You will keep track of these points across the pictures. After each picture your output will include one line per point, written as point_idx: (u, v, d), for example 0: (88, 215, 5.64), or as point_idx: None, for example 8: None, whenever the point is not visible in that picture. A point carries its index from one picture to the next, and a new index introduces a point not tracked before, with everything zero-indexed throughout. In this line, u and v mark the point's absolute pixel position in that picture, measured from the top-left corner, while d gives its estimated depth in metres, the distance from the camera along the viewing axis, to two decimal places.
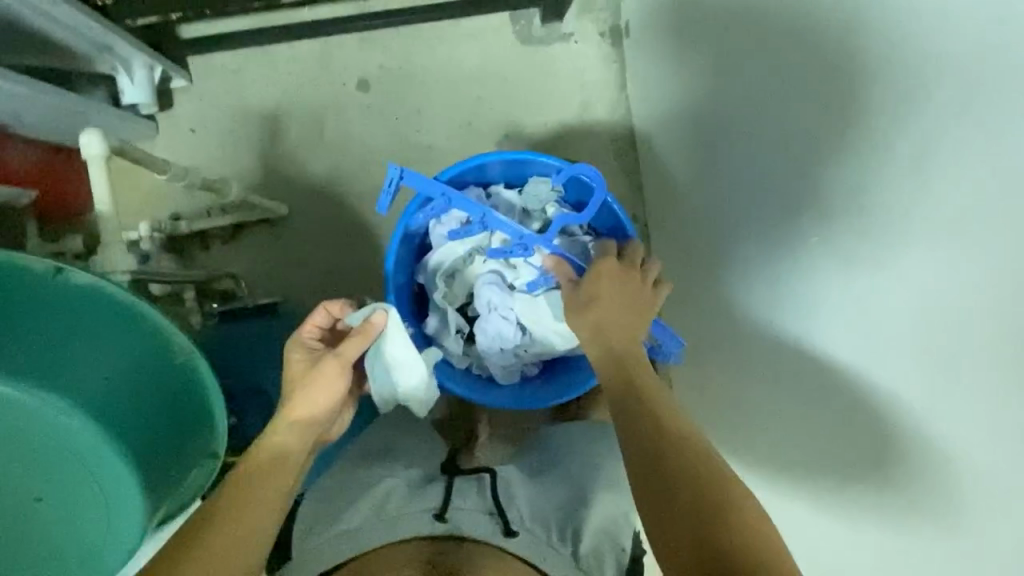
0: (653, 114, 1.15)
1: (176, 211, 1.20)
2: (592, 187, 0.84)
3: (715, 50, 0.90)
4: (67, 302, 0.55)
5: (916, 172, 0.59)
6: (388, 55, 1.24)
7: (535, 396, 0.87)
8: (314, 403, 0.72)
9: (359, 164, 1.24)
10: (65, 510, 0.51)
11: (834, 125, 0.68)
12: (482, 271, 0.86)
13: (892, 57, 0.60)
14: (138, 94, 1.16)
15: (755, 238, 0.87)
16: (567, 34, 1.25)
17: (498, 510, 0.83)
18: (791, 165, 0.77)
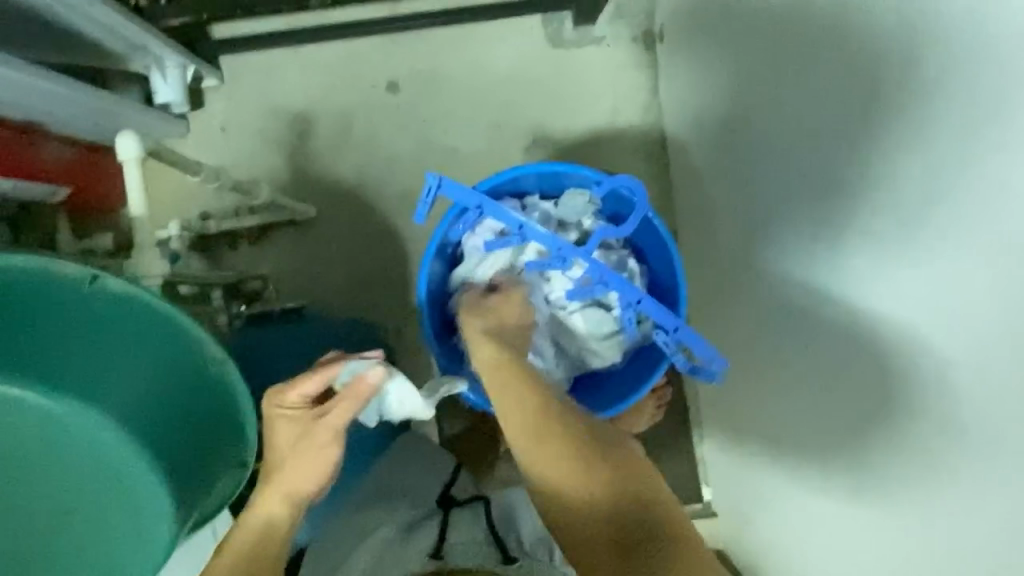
0: (686, 120, 1.13)
1: (204, 210, 1.20)
2: (631, 200, 0.82)
3: (756, 56, 0.88)
4: (100, 307, 0.55)
5: (969, 192, 0.57)
6: (418, 57, 1.23)
7: None
8: (303, 472, 0.71)
9: (386, 166, 1.24)
10: (99, 521, 0.52)
11: (883, 138, 0.66)
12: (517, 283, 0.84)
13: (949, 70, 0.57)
14: (171, 94, 1.15)
15: (793, 252, 0.85)
16: (600, 38, 1.23)
17: (495, 538, 0.82)
18: (837, 175, 0.74)
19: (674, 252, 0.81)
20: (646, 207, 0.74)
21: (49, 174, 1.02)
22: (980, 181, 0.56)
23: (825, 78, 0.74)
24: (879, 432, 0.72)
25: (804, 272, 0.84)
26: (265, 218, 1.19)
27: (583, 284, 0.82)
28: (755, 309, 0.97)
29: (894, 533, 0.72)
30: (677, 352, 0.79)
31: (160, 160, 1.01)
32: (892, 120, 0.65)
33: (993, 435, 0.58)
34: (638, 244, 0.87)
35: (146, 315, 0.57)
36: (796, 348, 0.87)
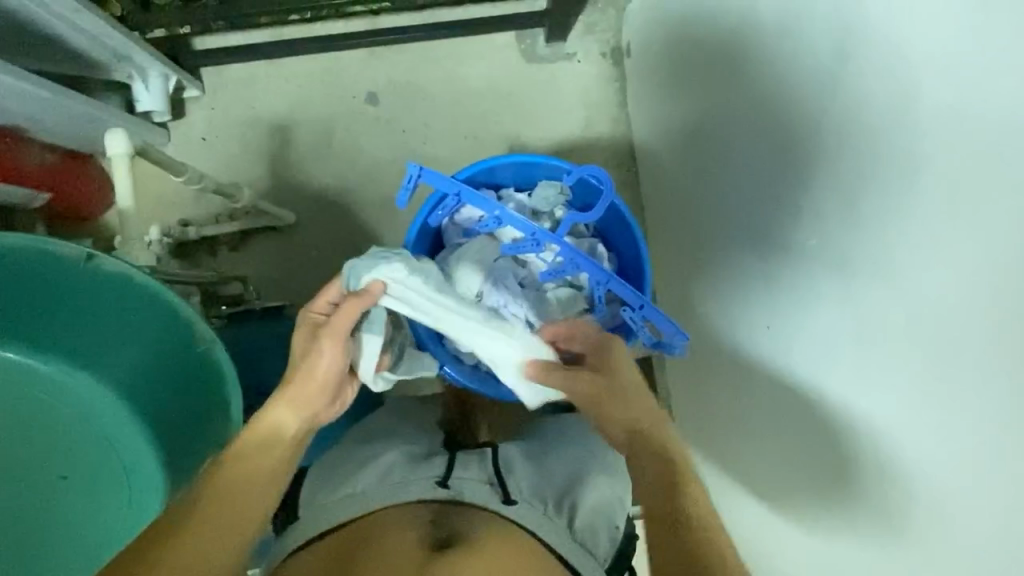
0: (652, 130, 1.19)
1: (184, 217, 1.22)
2: (600, 190, 0.87)
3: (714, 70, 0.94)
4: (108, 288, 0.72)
5: (904, 178, 0.62)
6: (397, 71, 1.28)
7: None
8: (311, 383, 0.73)
9: (365, 174, 1.27)
10: (84, 483, 0.67)
11: (827, 137, 0.72)
12: (494, 268, 0.86)
13: (890, 72, 0.63)
14: (153, 102, 1.18)
15: (753, 249, 0.90)
16: (571, 54, 1.29)
17: (498, 480, 0.81)
18: (787, 177, 0.80)
19: (639, 238, 0.86)
20: (613, 193, 0.79)
21: (29, 179, 1.03)
22: (912, 169, 0.61)
23: (779, 85, 0.80)
24: (835, 415, 0.77)
25: (760, 267, 0.90)
26: (245, 223, 1.21)
27: (558, 265, 0.85)
28: (722, 305, 1.01)
29: (849, 511, 0.76)
30: (643, 328, 0.83)
31: (146, 159, 1.03)
32: (834, 127, 0.71)
33: (933, 414, 0.63)
34: (607, 232, 0.92)
35: (140, 297, 0.73)
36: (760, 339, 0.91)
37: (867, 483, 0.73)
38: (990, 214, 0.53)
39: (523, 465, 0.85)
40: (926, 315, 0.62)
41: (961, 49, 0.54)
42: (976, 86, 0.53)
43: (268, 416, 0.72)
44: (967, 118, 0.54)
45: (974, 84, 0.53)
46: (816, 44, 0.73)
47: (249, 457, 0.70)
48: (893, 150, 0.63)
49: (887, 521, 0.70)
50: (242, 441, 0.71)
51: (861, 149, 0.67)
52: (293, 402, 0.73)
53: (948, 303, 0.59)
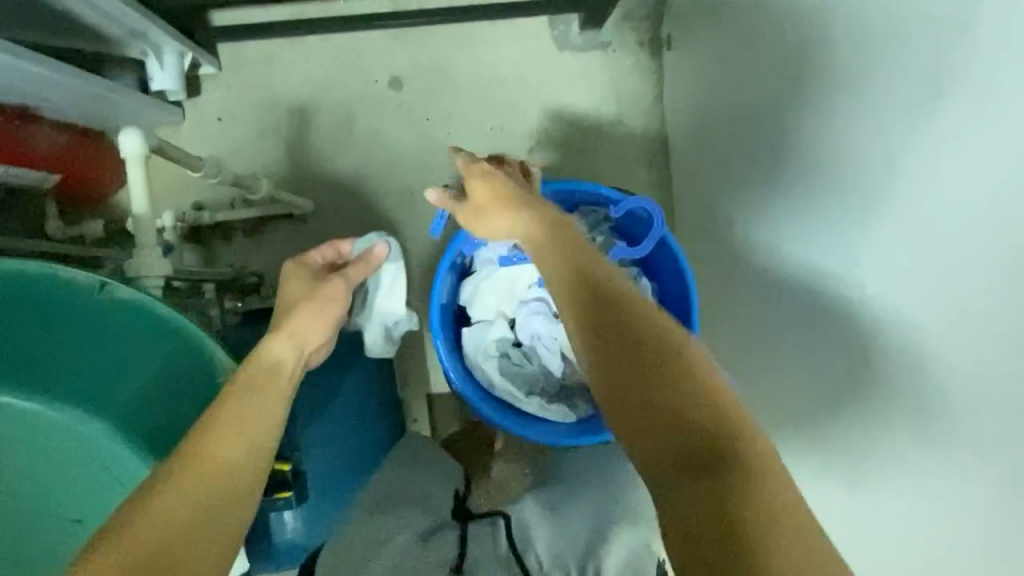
0: (690, 130, 1.13)
1: (199, 201, 1.19)
2: (646, 222, 0.87)
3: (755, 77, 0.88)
4: (109, 314, 0.60)
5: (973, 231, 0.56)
6: (422, 54, 1.21)
7: (565, 432, 0.83)
8: (312, 321, 0.71)
9: (386, 164, 1.23)
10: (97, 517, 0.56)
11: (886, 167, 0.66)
12: (528, 298, 0.90)
13: (961, 106, 0.56)
14: (168, 81, 1.13)
15: (790, 274, 0.85)
16: (605, 43, 1.22)
17: (515, 558, 0.76)
18: (832, 202, 0.75)
19: (686, 272, 0.83)
20: (663, 227, 0.80)
21: (44, 161, 0.99)
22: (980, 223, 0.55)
23: (829, 105, 0.74)
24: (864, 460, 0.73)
25: (792, 292, 0.85)
26: (260, 212, 1.17)
27: None
28: (750, 323, 0.97)
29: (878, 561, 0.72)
30: None
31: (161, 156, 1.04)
32: (888, 157, 0.65)
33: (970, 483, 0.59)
34: (648, 265, 0.90)
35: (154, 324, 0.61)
36: (787, 364, 0.87)
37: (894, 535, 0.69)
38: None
39: (540, 532, 0.80)
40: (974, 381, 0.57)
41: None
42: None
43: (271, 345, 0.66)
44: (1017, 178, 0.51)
45: None
46: (867, 63, 0.67)
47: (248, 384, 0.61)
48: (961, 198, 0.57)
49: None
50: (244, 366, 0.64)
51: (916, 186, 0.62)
52: (295, 334, 0.69)
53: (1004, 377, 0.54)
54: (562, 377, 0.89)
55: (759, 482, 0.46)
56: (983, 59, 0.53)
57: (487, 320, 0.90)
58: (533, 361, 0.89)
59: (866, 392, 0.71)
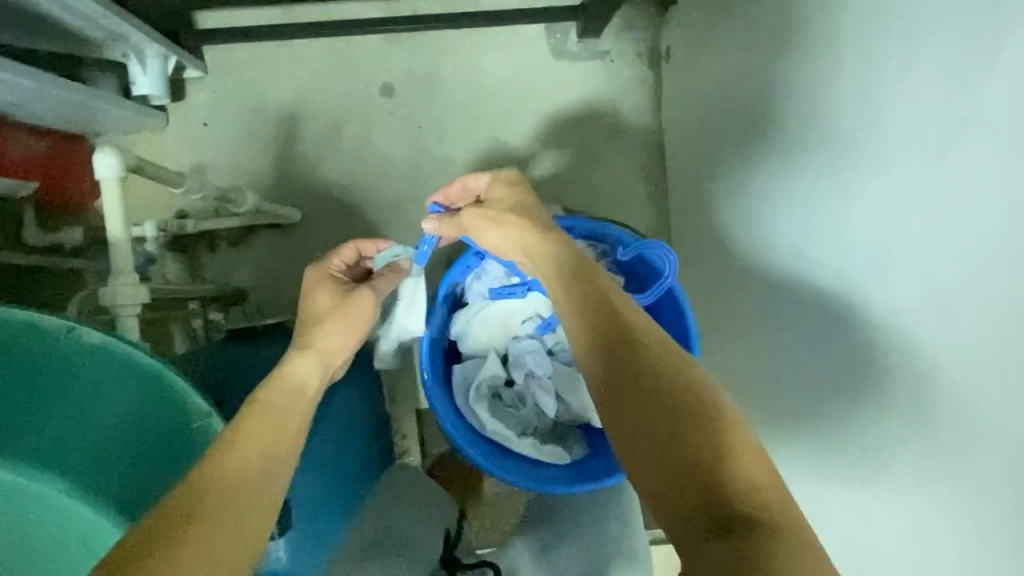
0: (687, 145, 1.11)
1: (183, 209, 1.16)
2: (648, 266, 0.89)
3: (754, 97, 0.86)
4: (76, 360, 0.55)
5: (975, 281, 0.53)
6: (415, 60, 1.18)
7: (547, 477, 0.80)
8: (338, 341, 0.71)
9: (376, 173, 1.19)
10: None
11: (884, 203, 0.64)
12: (521, 335, 0.89)
13: (962, 146, 0.53)
14: (151, 85, 1.08)
15: (781, 300, 0.83)
16: (603, 52, 1.19)
17: None
18: (828, 233, 0.73)
19: (689, 329, 0.85)
20: (674, 278, 0.83)
21: (20, 170, 0.95)
22: (983, 274, 0.52)
23: (828, 132, 0.71)
24: (858, 496, 0.70)
25: (787, 318, 0.83)
26: (246, 221, 1.14)
27: None
28: (745, 348, 0.95)
29: None
30: None
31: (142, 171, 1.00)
32: (887, 195, 0.63)
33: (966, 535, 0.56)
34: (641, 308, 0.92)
35: (117, 366, 0.57)
36: (777, 391, 0.85)
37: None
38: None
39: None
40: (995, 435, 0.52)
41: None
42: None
43: (293, 367, 0.66)
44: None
45: None
46: (871, 93, 0.64)
47: (262, 407, 0.60)
48: (964, 245, 0.54)
49: None
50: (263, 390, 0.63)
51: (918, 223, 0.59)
52: (321, 353, 0.69)
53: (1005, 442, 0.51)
54: (553, 418, 0.88)
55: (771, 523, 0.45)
56: (988, 102, 0.50)
57: (480, 357, 0.89)
58: (526, 404, 0.88)
59: (863, 433, 0.68)
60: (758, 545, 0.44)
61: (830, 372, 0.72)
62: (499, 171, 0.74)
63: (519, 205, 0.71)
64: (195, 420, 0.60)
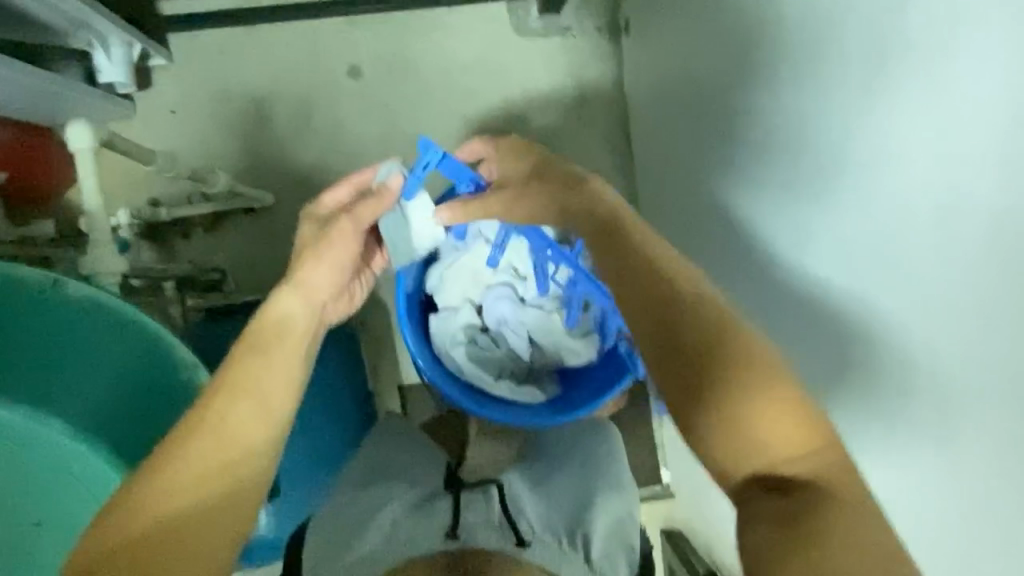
0: (650, 113, 1.14)
1: (155, 196, 1.17)
2: None
3: (708, 60, 0.89)
4: (69, 310, 0.67)
5: (911, 221, 0.56)
6: (380, 41, 1.20)
7: (520, 414, 0.87)
8: (320, 274, 0.69)
9: (347, 153, 1.21)
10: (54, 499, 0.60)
11: (828, 152, 0.66)
12: (494, 284, 0.92)
13: (896, 91, 0.56)
14: (117, 73, 1.08)
15: (743, 249, 0.87)
16: (565, 28, 1.22)
17: (507, 521, 0.71)
18: (777, 186, 0.77)
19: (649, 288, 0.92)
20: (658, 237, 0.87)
21: None
22: (919, 215, 0.55)
23: (779, 87, 0.75)
24: None
25: (750, 265, 0.87)
26: (218, 206, 1.15)
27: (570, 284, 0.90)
28: None
29: None
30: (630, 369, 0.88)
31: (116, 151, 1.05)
32: (831, 142, 0.66)
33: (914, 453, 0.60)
34: None
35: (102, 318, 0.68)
36: None
37: None
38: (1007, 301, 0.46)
39: (530, 501, 0.75)
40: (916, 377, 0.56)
41: (984, 120, 0.47)
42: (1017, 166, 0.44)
43: (276, 306, 0.66)
44: (960, 188, 0.50)
45: (996, 131, 0.46)
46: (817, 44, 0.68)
47: (251, 353, 0.61)
48: (902, 188, 0.56)
49: None
50: (249, 332, 0.63)
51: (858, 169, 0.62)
52: (304, 290, 0.68)
53: (942, 378, 0.54)
54: (529, 361, 0.94)
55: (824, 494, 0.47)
56: (915, 47, 0.53)
57: (455, 309, 0.92)
58: (501, 347, 0.93)
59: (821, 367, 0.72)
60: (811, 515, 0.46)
61: (789, 314, 0.76)
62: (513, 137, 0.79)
63: (536, 168, 0.76)
64: (181, 371, 0.70)
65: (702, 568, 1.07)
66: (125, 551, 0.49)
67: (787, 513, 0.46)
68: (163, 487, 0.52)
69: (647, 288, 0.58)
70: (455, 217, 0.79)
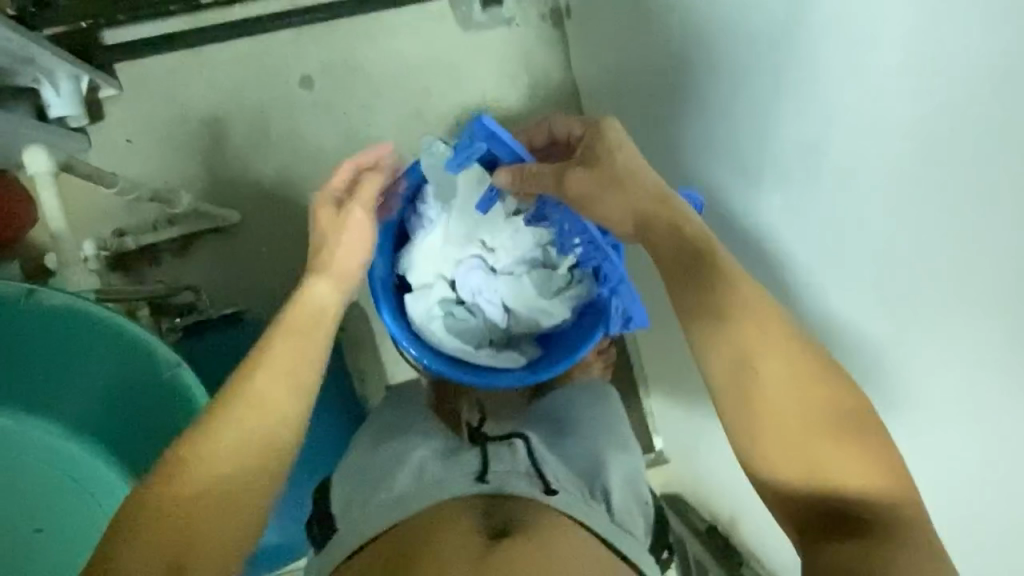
0: (601, 92, 1.17)
1: (119, 227, 1.17)
2: None
3: (649, 32, 0.92)
4: (61, 326, 0.76)
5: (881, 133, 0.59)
6: (328, 49, 1.21)
7: (498, 375, 0.90)
8: (347, 262, 0.76)
9: (308, 163, 1.22)
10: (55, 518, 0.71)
11: (783, 93, 0.70)
12: (465, 257, 0.95)
13: (847, 18, 0.60)
14: (65, 105, 1.08)
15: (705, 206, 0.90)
16: (508, 19, 1.24)
17: (535, 471, 0.75)
18: (733, 141, 0.80)
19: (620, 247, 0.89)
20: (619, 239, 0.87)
21: None
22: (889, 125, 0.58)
23: (717, 44, 0.78)
24: None
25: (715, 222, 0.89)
26: (185, 228, 1.16)
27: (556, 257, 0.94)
28: None
29: None
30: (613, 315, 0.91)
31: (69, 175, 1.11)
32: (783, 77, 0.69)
33: None
34: None
35: (88, 329, 0.76)
36: None
37: None
38: (949, 230, 0.54)
39: (553, 456, 0.80)
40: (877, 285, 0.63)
41: (929, 60, 0.52)
42: (955, 111, 0.51)
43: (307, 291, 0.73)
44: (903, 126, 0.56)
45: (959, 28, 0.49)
46: None
47: (290, 336, 0.71)
48: (869, 104, 0.59)
49: None
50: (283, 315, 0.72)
51: (809, 110, 0.67)
52: (331, 277, 0.74)
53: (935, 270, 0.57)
54: (506, 329, 0.96)
55: (886, 520, 0.59)
56: None
57: (428, 286, 0.94)
58: (477, 317, 0.95)
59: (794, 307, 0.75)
60: (880, 547, 0.57)
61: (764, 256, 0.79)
62: (600, 122, 0.75)
63: (614, 168, 0.72)
64: (166, 369, 0.78)
65: (703, 527, 1.10)
66: (155, 537, 0.58)
67: (865, 546, 0.58)
68: (187, 476, 0.61)
69: (705, 313, 0.67)
70: (513, 182, 0.79)
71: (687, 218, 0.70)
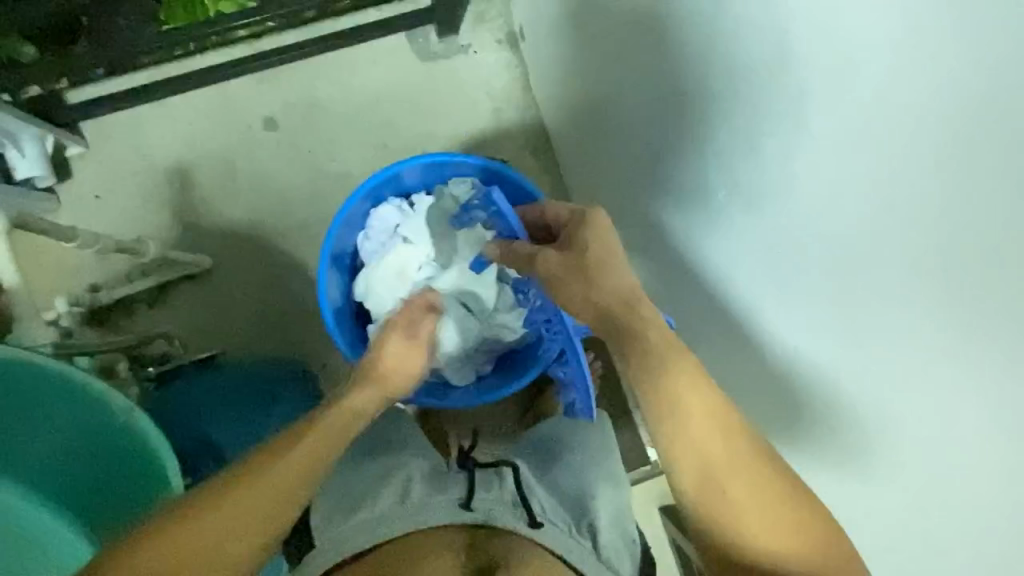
0: (560, 109, 1.19)
1: (93, 282, 1.17)
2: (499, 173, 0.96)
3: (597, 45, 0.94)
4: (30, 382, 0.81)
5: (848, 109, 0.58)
6: (289, 90, 1.23)
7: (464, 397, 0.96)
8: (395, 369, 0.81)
9: (279, 202, 1.22)
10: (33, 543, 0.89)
11: (724, 92, 0.71)
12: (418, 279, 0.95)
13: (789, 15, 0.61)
14: (33, 167, 1.09)
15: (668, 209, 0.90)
16: (465, 46, 1.27)
17: (521, 500, 0.75)
18: (686, 140, 0.81)
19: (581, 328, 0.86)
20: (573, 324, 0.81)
21: None
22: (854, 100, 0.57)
23: (659, 49, 0.79)
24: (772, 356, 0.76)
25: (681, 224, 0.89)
26: (159, 277, 1.16)
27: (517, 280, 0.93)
28: (657, 267, 1.01)
29: (810, 444, 0.75)
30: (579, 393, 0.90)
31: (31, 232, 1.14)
32: (721, 74, 0.70)
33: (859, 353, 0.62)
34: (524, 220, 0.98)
35: (52, 382, 0.80)
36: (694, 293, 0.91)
37: (821, 428, 0.72)
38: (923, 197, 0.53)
39: (540, 486, 0.80)
40: (840, 275, 0.65)
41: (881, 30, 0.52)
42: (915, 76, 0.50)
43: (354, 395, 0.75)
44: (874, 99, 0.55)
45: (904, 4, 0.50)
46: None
47: (329, 431, 0.70)
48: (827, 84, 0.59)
49: (843, 452, 0.70)
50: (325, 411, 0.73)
51: (753, 103, 0.68)
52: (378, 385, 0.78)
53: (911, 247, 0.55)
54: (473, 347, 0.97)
55: None
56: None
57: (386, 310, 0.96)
58: None
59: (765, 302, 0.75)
60: None
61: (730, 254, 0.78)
62: (589, 213, 0.75)
63: (587, 259, 0.72)
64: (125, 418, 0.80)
65: None
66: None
67: None
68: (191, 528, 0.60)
69: (656, 388, 0.66)
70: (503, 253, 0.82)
71: (652, 323, 0.68)
